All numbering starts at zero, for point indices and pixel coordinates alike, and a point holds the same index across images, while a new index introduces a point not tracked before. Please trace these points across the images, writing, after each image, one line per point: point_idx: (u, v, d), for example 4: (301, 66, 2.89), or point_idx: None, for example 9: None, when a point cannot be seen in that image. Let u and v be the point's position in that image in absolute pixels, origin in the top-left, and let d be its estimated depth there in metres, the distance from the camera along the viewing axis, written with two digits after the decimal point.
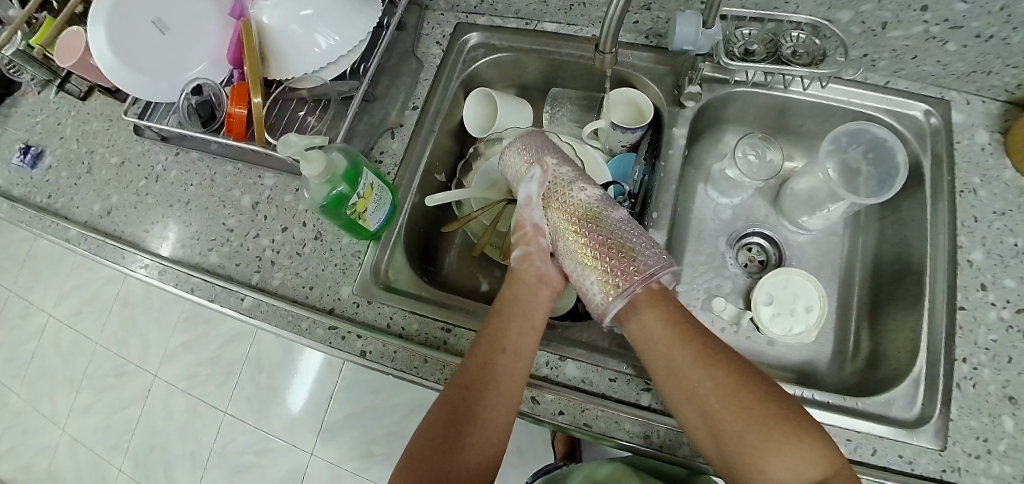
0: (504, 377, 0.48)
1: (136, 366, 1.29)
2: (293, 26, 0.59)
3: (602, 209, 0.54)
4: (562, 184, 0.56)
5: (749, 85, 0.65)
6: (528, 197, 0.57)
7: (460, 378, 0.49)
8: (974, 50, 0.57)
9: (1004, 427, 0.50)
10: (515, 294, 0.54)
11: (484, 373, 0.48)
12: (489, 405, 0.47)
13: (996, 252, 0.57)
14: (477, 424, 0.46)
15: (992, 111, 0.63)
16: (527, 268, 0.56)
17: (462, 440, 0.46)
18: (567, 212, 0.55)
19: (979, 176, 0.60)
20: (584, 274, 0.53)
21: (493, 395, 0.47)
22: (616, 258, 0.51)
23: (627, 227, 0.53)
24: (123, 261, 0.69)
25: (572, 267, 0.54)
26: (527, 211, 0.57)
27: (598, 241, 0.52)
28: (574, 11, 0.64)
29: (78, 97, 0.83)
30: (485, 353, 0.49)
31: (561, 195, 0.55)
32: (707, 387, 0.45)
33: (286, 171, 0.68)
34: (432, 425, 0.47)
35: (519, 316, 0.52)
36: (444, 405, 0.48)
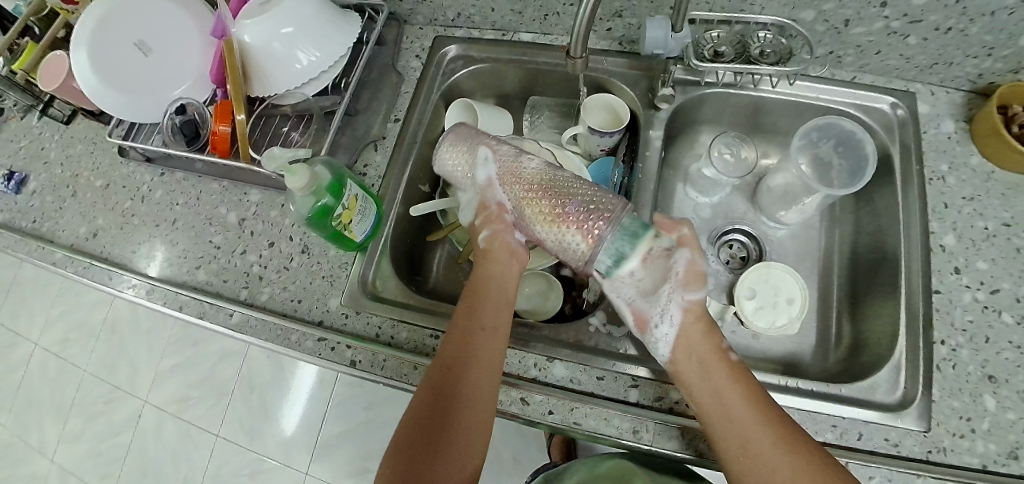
0: (484, 354, 0.49)
1: (124, 391, 1.27)
2: (274, 43, 0.60)
3: (553, 173, 0.55)
4: (508, 161, 0.56)
5: (720, 86, 0.66)
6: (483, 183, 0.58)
7: (443, 357, 0.50)
8: (934, 43, 0.60)
9: (985, 406, 0.52)
10: (490, 273, 0.56)
11: (463, 350, 0.49)
12: (472, 381, 0.48)
13: (967, 236, 0.59)
14: (462, 400, 0.47)
15: (957, 101, 0.65)
16: (499, 244, 0.58)
17: (452, 419, 0.47)
18: (518, 185, 0.55)
19: (947, 163, 0.63)
20: (558, 227, 0.53)
21: (474, 372, 0.48)
22: (573, 208, 0.52)
23: (580, 182, 0.53)
24: (110, 282, 0.69)
25: (542, 229, 0.54)
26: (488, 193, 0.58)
27: (556, 202, 0.53)
28: (548, 21, 0.66)
29: (61, 121, 0.83)
30: (461, 333, 0.51)
31: (511, 170, 0.56)
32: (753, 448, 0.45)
33: (271, 186, 0.69)
34: (419, 409, 0.48)
35: (495, 293, 0.55)
36: (429, 384, 0.49)
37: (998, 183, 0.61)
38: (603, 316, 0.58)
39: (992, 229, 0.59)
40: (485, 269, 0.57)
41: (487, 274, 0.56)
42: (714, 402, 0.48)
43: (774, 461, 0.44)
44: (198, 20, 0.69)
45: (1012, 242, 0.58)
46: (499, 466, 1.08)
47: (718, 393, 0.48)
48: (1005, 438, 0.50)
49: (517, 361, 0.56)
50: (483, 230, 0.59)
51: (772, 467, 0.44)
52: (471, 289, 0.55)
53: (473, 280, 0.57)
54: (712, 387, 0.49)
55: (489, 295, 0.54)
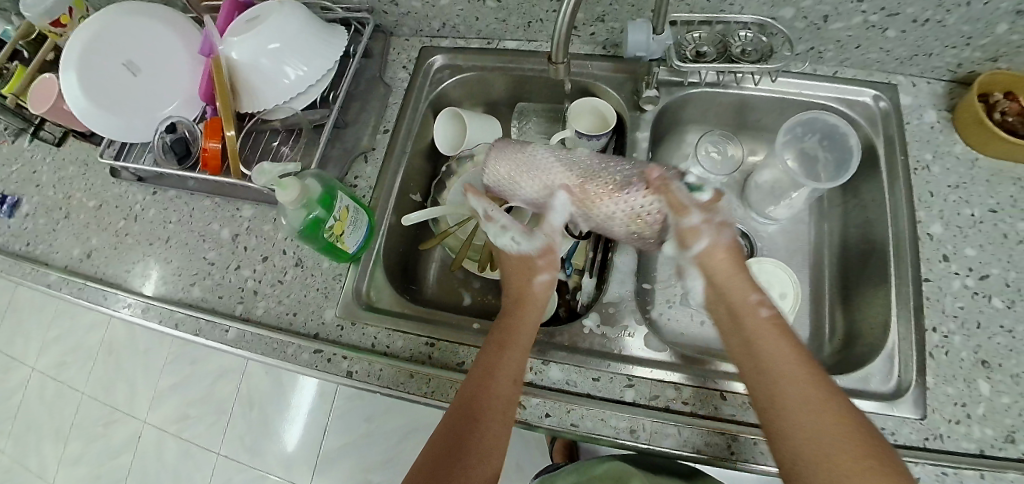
0: (502, 404, 0.48)
1: (123, 412, 1.26)
2: (262, 59, 0.60)
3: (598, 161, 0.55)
4: (560, 164, 0.56)
5: (703, 85, 0.67)
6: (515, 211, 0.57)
7: (464, 397, 0.49)
8: (913, 35, 0.61)
9: (980, 391, 0.52)
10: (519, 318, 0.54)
11: (489, 381, 0.48)
12: (486, 429, 0.47)
13: (954, 223, 0.60)
14: (482, 432, 0.47)
15: (938, 91, 0.66)
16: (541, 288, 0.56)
17: (469, 448, 0.46)
18: (570, 178, 0.54)
19: (931, 153, 0.63)
20: (624, 192, 0.53)
21: (491, 421, 0.47)
22: (628, 176, 0.53)
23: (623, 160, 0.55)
24: (105, 302, 0.69)
25: (603, 208, 0.54)
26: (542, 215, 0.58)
27: (615, 177, 0.53)
28: (532, 28, 0.66)
29: (53, 143, 0.84)
30: (489, 362, 0.50)
31: (567, 169, 0.55)
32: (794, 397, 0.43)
33: (264, 201, 0.69)
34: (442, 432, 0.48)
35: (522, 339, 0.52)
36: (449, 422, 0.48)
37: (982, 170, 0.62)
38: (597, 318, 0.58)
39: (978, 215, 0.60)
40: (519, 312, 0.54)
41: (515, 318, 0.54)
42: (754, 349, 0.47)
43: (814, 413, 0.42)
44: (185, 39, 0.70)
45: (998, 228, 0.59)
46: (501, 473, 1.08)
47: (764, 345, 0.46)
48: (1001, 422, 0.51)
49: None
50: (540, 268, 0.57)
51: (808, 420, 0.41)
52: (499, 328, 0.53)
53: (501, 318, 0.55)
54: (759, 340, 0.47)
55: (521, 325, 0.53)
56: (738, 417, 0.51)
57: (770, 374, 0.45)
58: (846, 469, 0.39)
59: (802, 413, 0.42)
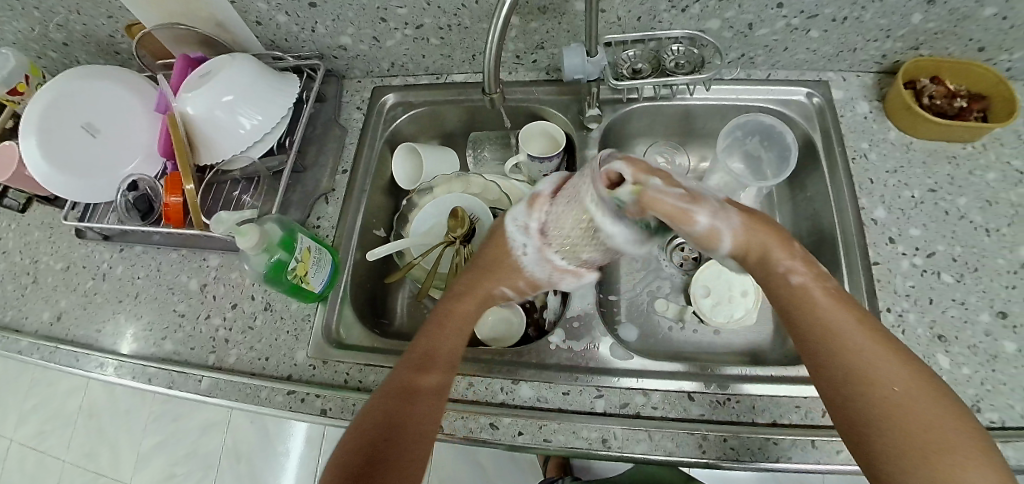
0: (431, 388, 0.49)
1: (108, 477, 1.23)
2: (217, 112, 0.61)
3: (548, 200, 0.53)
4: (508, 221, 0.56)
5: (643, 100, 0.70)
6: (528, 199, 0.55)
7: (394, 382, 0.49)
8: (834, 33, 0.64)
9: (939, 364, 0.54)
10: (458, 309, 0.54)
11: (429, 358, 0.50)
12: (418, 412, 0.47)
13: (897, 207, 0.63)
14: (411, 416, 0.47)
15: (867, 83, 0.70)
16: (483, 290, 0.55)
17: (394, 437, 0.45)
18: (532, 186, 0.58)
19: (867, 142, 0.67)
20: (559, 201, 0.51)
21: (421, 402, 0.48)
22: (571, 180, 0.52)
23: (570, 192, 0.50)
24: (77, 364, 0.69)
25: (563, 227, 0.50)
26: (538, 194, 0.55)
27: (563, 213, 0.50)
28: (476, 60, 0.69)
29: (16, 210, 0.84)
30: (424, 347, 0.51)
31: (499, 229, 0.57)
32: (880, 375, 0.40)
33: (229, 249, 0.70)
34: (364, 430, 0.46)
35: (458, 327, 0.53)
36: (379, 410, 0.47)
37: (917, 152, 0.65)
38: (562, 333, 0.60)
39: (918, 197, 0.63)
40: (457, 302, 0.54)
41: (452, 310, 0.54)
42: (824, 325, 0.43)
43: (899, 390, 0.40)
44: (142, 98, 0.72)
45: (939, 206, 0.62)
46: None
47: (832, 319, 0.43)
48: (963, 393, 0.53)
49: (485, 387, 0.57)
50: (530, 264, 0.55)
51: (899, 402, 0.39)
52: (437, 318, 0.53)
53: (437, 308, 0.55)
54: (824, 318, 0.44)
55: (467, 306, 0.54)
56: (707, 415, 0.53)
57: (851, 351, 0.42)
58: (941, 455, 0.37)
59: (890, 398, 0.39)
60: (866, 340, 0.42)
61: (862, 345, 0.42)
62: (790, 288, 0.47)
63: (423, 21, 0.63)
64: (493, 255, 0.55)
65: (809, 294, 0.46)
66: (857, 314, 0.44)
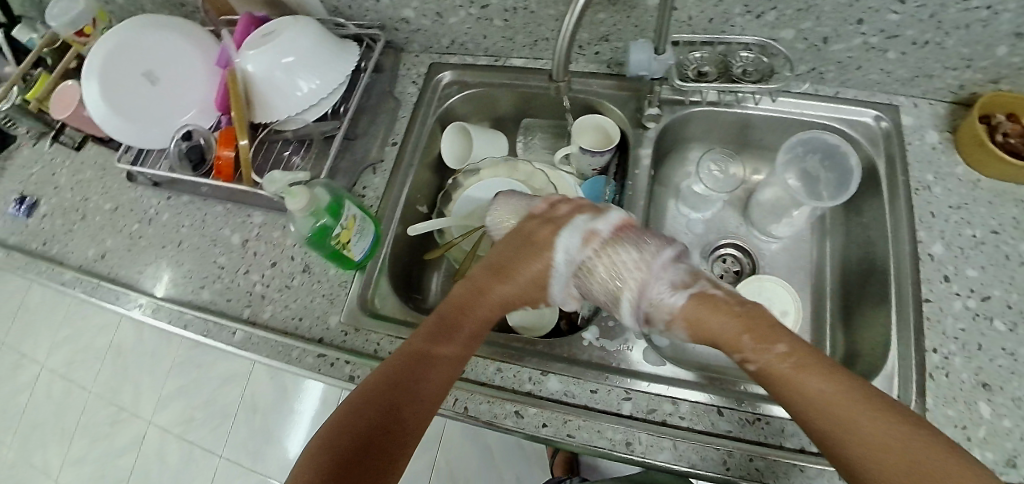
0: (438, 371, 0.44)
1: (129, 413, 1.29)
2: (276, 72, 0.62)
3: (590, 241, 0.49)
4: (543, 228, 0.52)
5: (705, 104, 0.68)
6: (583, 231, 0.50)
7: (400, 357, 0.44)
8: (912, 56, 0.61)
9: (981, 413, 0.51)
10: (487, 294, 0.49)
11: (438, 339, 0.46)
12: (418, 395, 0.43)
13: (956, 244, 0.60)
14: (411, 397, 0.42)
15: (939, 112, 0.67)
16: (511, 285, 0.49)
17: (388, 419, 0.41)
18: (585, 208, 0.52)
19: (932, 174, 0.64)
20: (614, 253, 0.48)
21: (426, 385, 0.43)
22: (632, 244, 0.48)
23: (626, 254, 0.48)
24: (116, 302, 0.71)
25: (598, 277, 0.49)
26: (595, 230, 0.49)
27: (602, 266, 0.48)
28: (538, 46, 0.68)
29: (71, 147, 0.87)
30: (440, 327, 0.47)
31: (535, 232, 0.52)
32: (872, 451, 0.35)
33: (274, 208, 0.71)
34: (355, 409, 0.41)
35: (482, 316, 0.48)
36: (376, 386, 0.43)
37: (984, 191, 0.62)
38: (596, 331, 0.59)
39: (980, 236, 0.60)
40: (495, 291, 0.49)
41: (476, 292, 0.49)
42: (805, 408, 0.38)
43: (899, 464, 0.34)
44: (203, 52, 0.72)
45: (1001, 250, 0.59)
46: None
47: (807, 395, 0.38)
48: (1001, 446, 0.50)
49: (512, 375, 0.57)
50: (555, 289, 0.51)
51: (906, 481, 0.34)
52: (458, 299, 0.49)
53: (459, 289, 0.50)
54: (802, 396, 0.38)
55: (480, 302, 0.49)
56: (735, 433, 0.51)
57: (842, 432, 0.36)
58: None
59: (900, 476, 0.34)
60: (849, 411, 0.36)
61: (847, 418, 0.36)
62: (761, 379, 0.41)
63: (488, 1, 0.62)
64: (521, 267, 0.50)
65: (779, 374, 0.40)
66: (829, 384, 0.38)
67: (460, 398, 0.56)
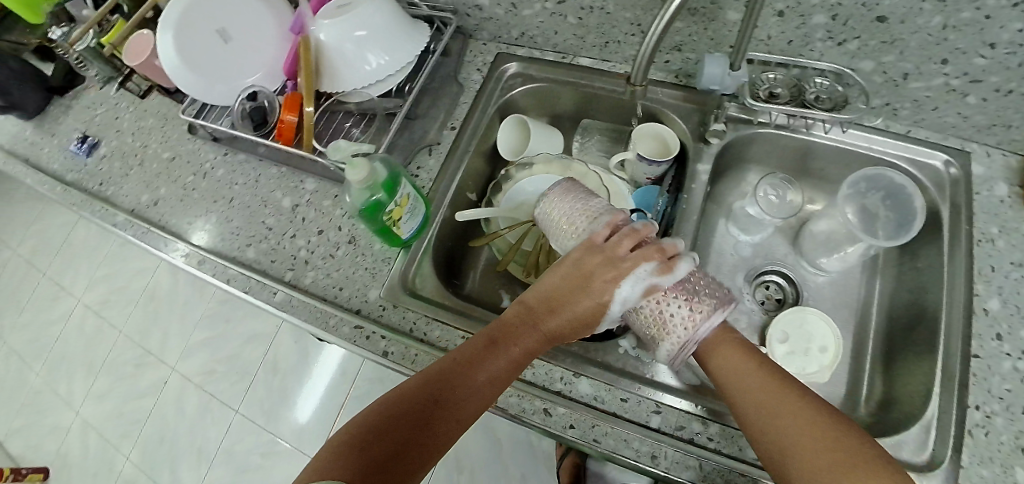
0: (474, 396, 0.44)
1: (154, 357, 1.33)
2: (346, 44, 0.63)
3: (648, 290, 0.46)
4: (603, 264, 0.46)
5: (772, 126, 0.67)
6: (647, 284, 0.46)
7: (438, 375, 0.44)
8: (994, 104, 0.59)
9: (1017, 478, 0.49)
10: (535, 327, 0.47)
11: (477, 363, 0.45)
12: (450, 416, 0.42)
13: (1013, 302, 0.57)
14: (443, 418, 0.42)
15: (1014, 164, 0.64)
16: (560, 322, 0.47)
17: (417, 437, 0.41)
18: (655, 252, 0.46)
19: (997, 227, 0.61)
20: (670, 307, 0.47)
21: (459, 410, 0.43)
22: (687, 299, 0.47)
23: (680, 310, 0.47)
24: (164, 249, 0.73)
25: (643, 321, 0.48)
26: (659, 285, 0.46)
27: (652, 314, 0.48)
28: (608, 48, 0.67)
29: (137, 94, 0.90)
30: (482, 352, 0.45)
31: (594, 271, 0.46)
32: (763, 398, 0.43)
33: (327, 177, 0.72)
34: (385, 416, 0.41)
35: (525, 349, 0.47)
36: (410, 398, 0.42)
37: None
38: (634, 340, 0.60)
39: None
40: (544, 325, 0.48)
41: (522, 322, 0.48)
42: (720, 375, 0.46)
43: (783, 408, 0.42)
44: (276, 16, 0.73)
45: None
46: (505, 480, 1.09)
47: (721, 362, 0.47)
48: None
49: (544, 373, 0.57)
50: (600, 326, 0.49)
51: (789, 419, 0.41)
52: (505, 327, 0.47)
53: (508, 315, 0.48)
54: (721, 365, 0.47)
55: (526, 330, 0.47)
56: None
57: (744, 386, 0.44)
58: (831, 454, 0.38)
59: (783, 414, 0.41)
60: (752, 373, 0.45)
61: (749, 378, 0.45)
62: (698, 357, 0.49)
63: None
64: (571, 307, 0.47)
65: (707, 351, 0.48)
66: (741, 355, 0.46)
67: None
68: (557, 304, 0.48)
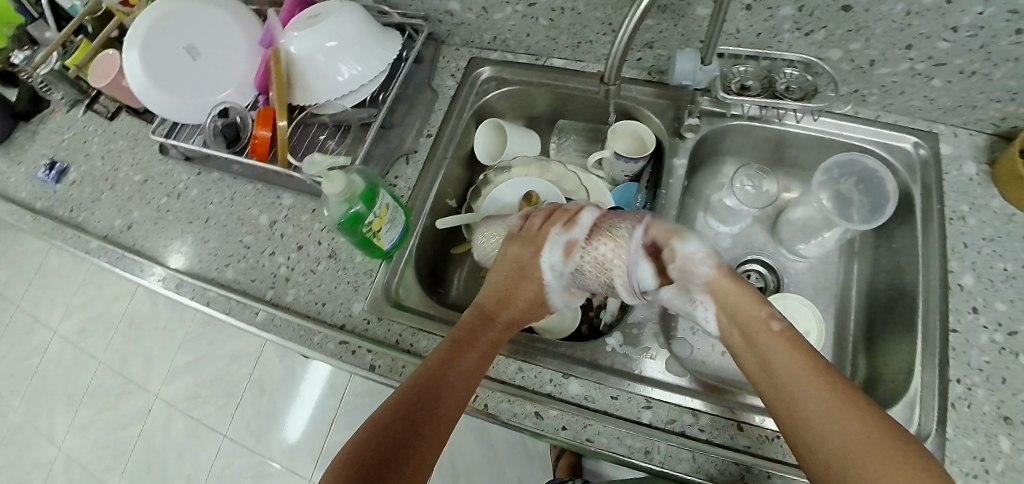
0: (455, 389, 0.46)
1: (137, 385, 1.30)
2: (319, 55, 0.62)
3: (572, 245, 0.54)
4: (529, 244, 0.56)
5: (745, 118, 0.68)
6: (563, 244, 0.54)
7: (418, 379, 0.46)
8: (959, 85, 0.60)
9: (1000, 447, 0.50)
10: (492, 315, 0.53)
11: (453, 359, 0.48)
12: (438, 414, 0.44)
13: (986, 276, 0.59)
14: (432, 417, 0.44)
15: (980, 143, 0.65)
16: (514, 305, 0.54)
17: (410, 439, 0.42)
18: (557, 219, 0.56)
19: (967, 204, 0.63)
20: (596, 250, 0.53)
21: (445, 406, 0.45)
22: (604, 234, 0.53)
23: (608, 245, 0.53)
24: (140, 273, 0.71)
25: (592, 274, 0.54)
26: (573, 240, 0.54)
27: (592, 262, 0.54)
28: (580, 48, 0.68)
29: (106, 116, 0.88)
30: (454, 349, 0.48)
31: (521, 251, 0.56)
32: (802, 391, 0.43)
33: (304, 191, 0.71)
34: (377, 427, 0.43)
35: (491, 337, 0.51)
36: (397, 406, 0.44)
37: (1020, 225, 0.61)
38: (620, 337, 0.60)
39: (1012, 270, 0.59)
40: (501, 312, 0.53)
41: (482, 315, 0.53)
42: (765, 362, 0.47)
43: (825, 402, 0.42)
44: (245, 30, 0.73)
45: None
46: None
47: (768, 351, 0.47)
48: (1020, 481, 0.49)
49: (533, 376, 0.57)
50: (549, 298, 0.56)
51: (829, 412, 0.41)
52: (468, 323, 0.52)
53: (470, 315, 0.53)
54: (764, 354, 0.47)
55: (488, 323, 0.52)
56: (754, 449, 0.51)
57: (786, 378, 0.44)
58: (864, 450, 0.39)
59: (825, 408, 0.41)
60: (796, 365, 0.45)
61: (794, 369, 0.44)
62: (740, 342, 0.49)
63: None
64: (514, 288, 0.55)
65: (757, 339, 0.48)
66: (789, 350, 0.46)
67: (480, 394, 0.56)
68: (505, 283, 0.55)
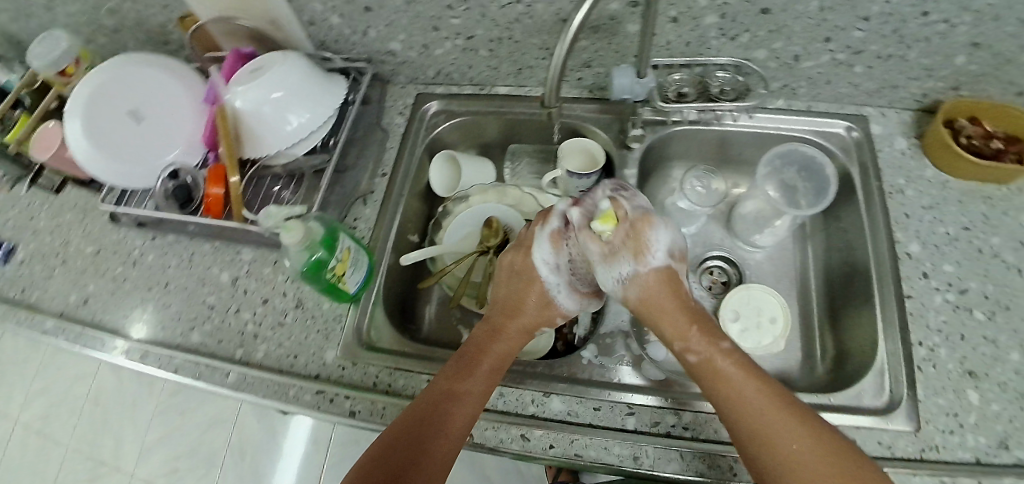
0: (465, 401, 0.48)
1: (109, 466, 1.23)
2: (265, 107, 0.62)
3: (556, 235, 0.55)
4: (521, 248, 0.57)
5: (686, 123, 0.71)
6: (548, 237, 0.55)
7: (427, 395, 0.48)
8: (879, 68, 0.64)
9: (970, 400, 0.53)
10: (501, 328, 0.54)
11: (462, 373, 0.50)
12: (448, 426, 0.46)
13: (931, 242, 0.62)
14: (443, 429, 0.46)
15: (905, 119, 0.70)
16: (521, 316, 0.55)
17: (420, 450, 0.44)
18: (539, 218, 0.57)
19: (903, 177, 0.66)
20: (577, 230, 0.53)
21: (455, 418, 0.47)
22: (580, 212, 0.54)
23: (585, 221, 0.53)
24: (101, 348, 0.69)
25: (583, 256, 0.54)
26: (556, 230, 0.55)
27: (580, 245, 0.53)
28: (522, 74, 0.70)
29: (50, 189, 0.86)
30: (462, 364, 0.51)
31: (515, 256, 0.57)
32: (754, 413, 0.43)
33: (264, 244, 0.71)
34: (386, 443, 0.45)
35: (501, 349, 0.53)
36: (406, 422, 0.46)
37: (953, 191, 0.65)
38: (594, 349, 0.62)
39: (952, 233, 0.62)
40: (508, 323, 0.55)
41: (491, 329, 0.54)
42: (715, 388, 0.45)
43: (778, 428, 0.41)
44: (189, 90, 0.72)
45: (973, 244, 0.62)
46: None
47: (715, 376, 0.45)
48: (992, 429, 0.51)
49: (515, 399, 0.57)
50: (558, 299, 0.56)
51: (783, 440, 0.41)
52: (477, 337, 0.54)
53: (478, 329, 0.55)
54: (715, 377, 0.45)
55: (496, 336, 0.54)
56: None
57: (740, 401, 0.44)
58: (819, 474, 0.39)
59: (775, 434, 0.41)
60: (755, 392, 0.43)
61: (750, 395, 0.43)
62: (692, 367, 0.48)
63: (474, 32, 0.64)
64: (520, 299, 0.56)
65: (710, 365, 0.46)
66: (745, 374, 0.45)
67: None
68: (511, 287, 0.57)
